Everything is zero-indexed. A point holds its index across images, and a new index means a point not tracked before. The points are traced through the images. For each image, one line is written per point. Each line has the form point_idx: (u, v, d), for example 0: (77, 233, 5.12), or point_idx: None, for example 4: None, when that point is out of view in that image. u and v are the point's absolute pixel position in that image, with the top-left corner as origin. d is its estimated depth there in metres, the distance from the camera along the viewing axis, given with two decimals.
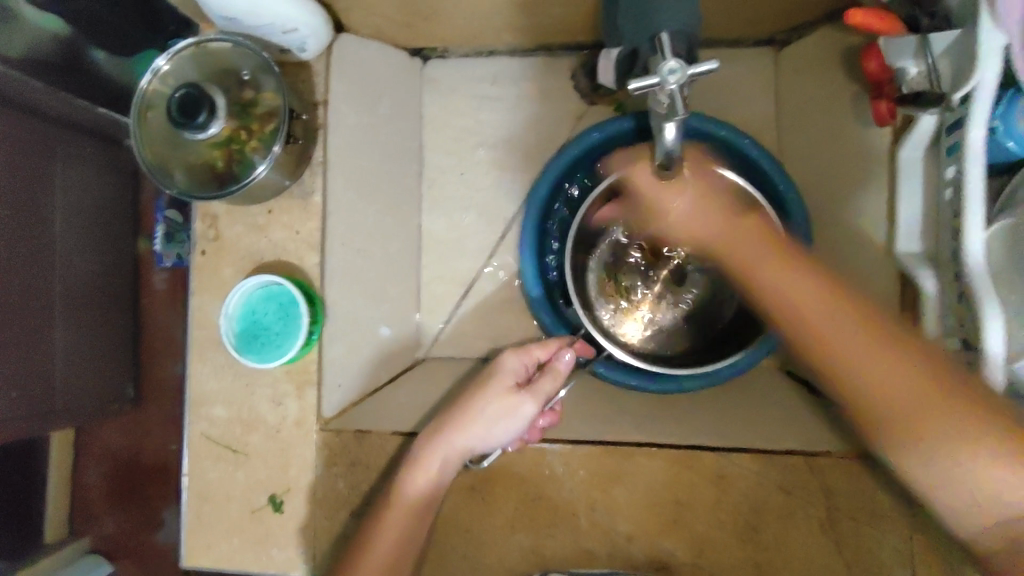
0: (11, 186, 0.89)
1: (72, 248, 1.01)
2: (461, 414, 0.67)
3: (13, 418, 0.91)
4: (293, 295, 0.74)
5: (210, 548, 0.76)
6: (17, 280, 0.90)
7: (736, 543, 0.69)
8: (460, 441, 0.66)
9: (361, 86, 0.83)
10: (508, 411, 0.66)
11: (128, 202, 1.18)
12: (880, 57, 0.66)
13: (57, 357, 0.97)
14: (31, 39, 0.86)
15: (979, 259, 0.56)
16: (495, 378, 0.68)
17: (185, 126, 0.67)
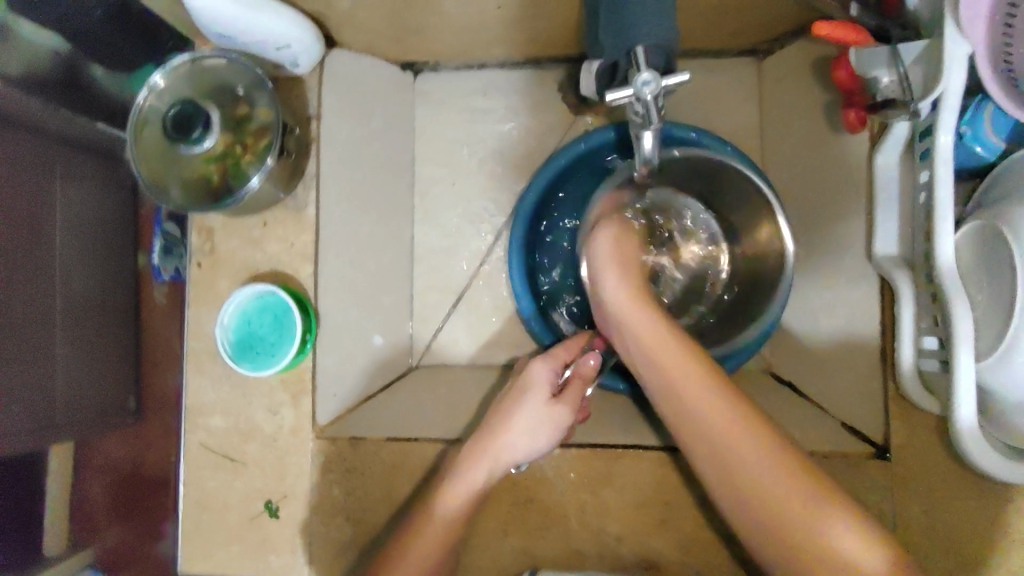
0: (11, 203, 0.91)
1: (72, 263, 1.03)
2: (503, 426, 0.68)
3: (15, 431, 0.92)
4: (287, 306, 0.76)
5: (209, 555, 0.78)
6: (17, 294, 0.92)
7: (724, 543, 0.70)
8: (503, 451, 0.68)
9: (353, 101, 0.85)
10: (551, 419, 0.68)
11: None
12: (848, 67, 0.68)
13: (58, 370, 0.99)
14: (32, 56, 0.89)
15: (949, 261, 0.58)
16: (533, 391, 0.69)
17: (180, 142, 0.69)
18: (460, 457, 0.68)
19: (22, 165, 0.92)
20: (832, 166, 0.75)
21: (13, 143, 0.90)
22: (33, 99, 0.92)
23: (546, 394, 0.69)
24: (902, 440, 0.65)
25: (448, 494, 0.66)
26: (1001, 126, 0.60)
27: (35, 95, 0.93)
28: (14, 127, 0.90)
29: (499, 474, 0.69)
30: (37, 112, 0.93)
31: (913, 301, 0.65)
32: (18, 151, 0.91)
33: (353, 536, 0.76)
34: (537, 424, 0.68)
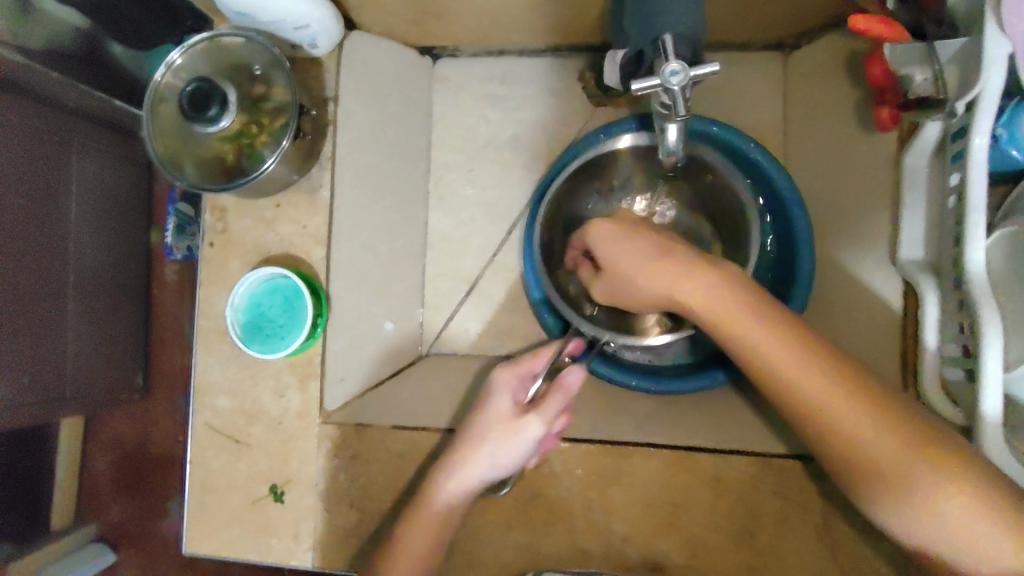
0: (24, 179, 0.91)
1: (85, 239, 1.03)
2: (463, 446, 0.65)
3: (22, 404, 0.93)
4: (297, 288, 0.75)
5: (211, 536, 0.77)
6: (30, 270, 0.92)
7: (732, 547, 0.69)
8: (466, 474, 0.65)
9: (370, 83, 0.84)
10: (510, 435, 0.64)
11: (142, 192, 1.20)
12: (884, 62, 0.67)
13: (69, 349, 1.00)
14: (50, 31, 0.90)
15: (979, 267, 0.56)
16: (492, 404, 0.66)
17: (198, 120, 0.68)
18: (432, 473, 0.67)
19: (36, 137, 0.92)
20: (858, 168, 0.74)
21: (27, 116, 0.90)
22: (53, 75, 0.94)
23: (507, 408, 0.65)
24: None
25: (415, 523, 0.66)
26: None
27: (56, 71, 0.94)
28: (30, 98, 0.89)
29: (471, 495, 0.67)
30: (53, 86, 0.94)
31: (936, 307, 0.64)
32: (32, 124, 0.91)
33: (356, 523, 0.75)
34: (495, 443, 0.64)
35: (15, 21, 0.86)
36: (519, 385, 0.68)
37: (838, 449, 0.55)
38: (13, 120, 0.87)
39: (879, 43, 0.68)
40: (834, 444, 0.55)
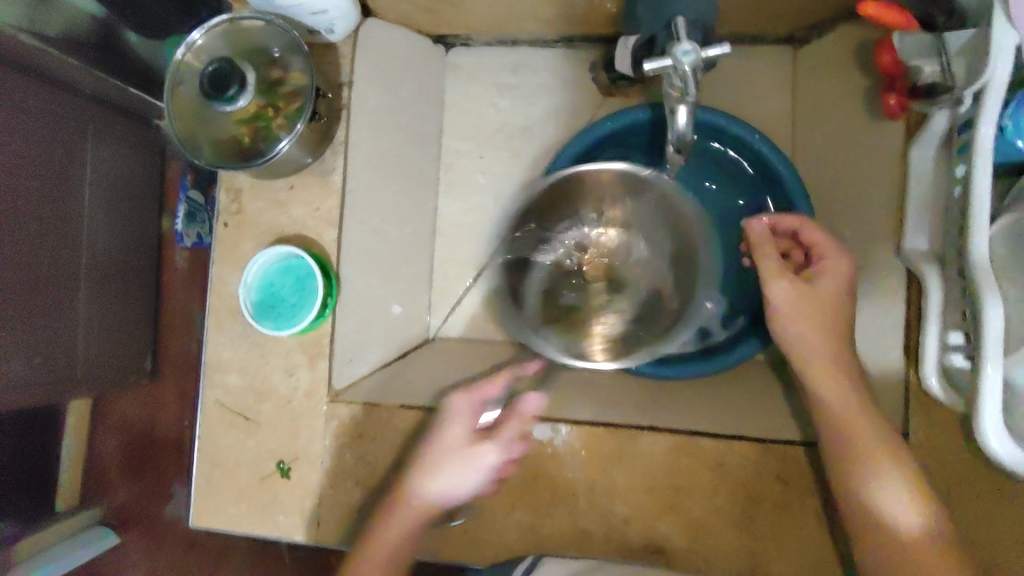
0: (39, 164, 0.96)
1: (99, 227, 1.09)
2: (418, 471, 0.67)
3: (30, 382, 0.99)
4: (310, 268, 0.77)
5: (218, 511, 0.78)
6: (45, 253, 0.98)
7: (732, 531, 0.70)
8: (421, 499, 0.67)
9: (384, 70, 0.85)
10: (464, 461, 0.66)
11: (155, 180, 1.23)
12: (893, 50, 0.68)
13: (80, 330, 1.05)
14: (66, 18, 0.96)
15: (984, 254, 0.57)
16: (446, 431, 0.68)
17: (216, 100, 0.70)
18: (387, 503, 0.68)
19: (55, 122, 0.99)
20: (866, 160, 0.75)
21: (42, 99, 0.96)
22: (69, 60, 1.00)
23: (460, 436, 0.67)
24: (920, 438, 0.68)
25: (373, 547, 0.67)
26: None
27: (73, 55, 1.00)
28: (44, 82, 0.97)
29: (426, 521, 0.68)
30: (71, 72, 1.01)
31: (940, 298, 0.65)
32: (48, 108, 0.98)
33: (361, 501, 0.76)
34: (450, 468, 0.66)
35: (32, 9, 0.93)
36: (471, 413, 0.69)
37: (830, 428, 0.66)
38: (28, 102, 0.94)
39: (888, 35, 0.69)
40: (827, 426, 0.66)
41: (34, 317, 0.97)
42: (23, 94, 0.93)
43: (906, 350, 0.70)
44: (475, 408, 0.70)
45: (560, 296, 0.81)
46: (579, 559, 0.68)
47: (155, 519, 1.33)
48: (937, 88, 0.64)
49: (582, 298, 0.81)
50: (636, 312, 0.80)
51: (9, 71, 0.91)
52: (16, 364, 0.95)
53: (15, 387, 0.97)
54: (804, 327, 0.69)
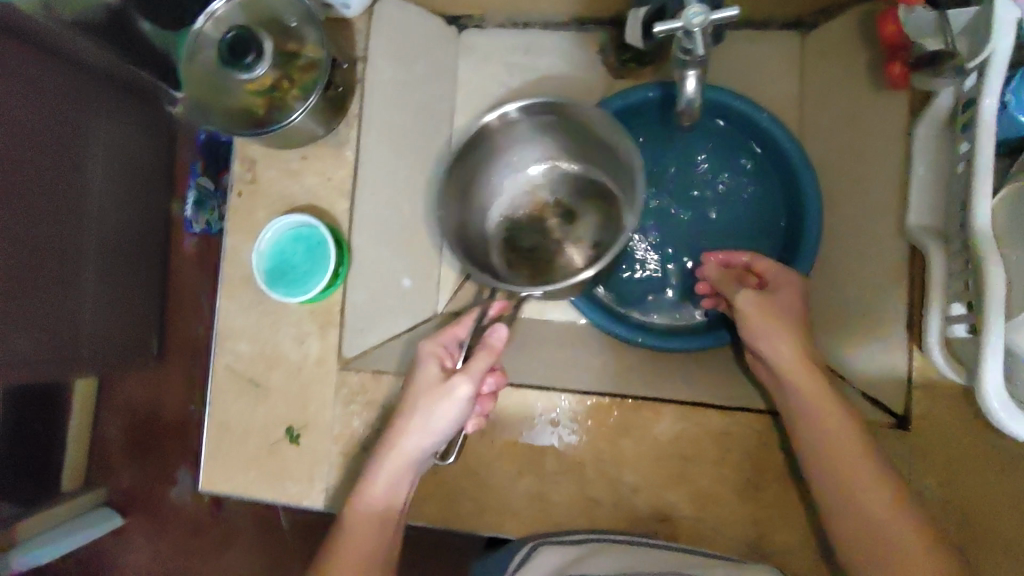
0: (54, 140, 0.99)
1: (109, 206, 1.12)
2: (398, 418, 0.66)
3: (39, 357, 1.02)
4: (323, 236, 0.79)
5: (227, 476, 0.79)
6: (54, 229, 1.00)
7: (736, 499, 0.72)
8: (402, 444, 0.65)
9: (399, 47, 0.86)
10: (437, 398, 0.64)
11: (163, 165, 1.28)
12: (896, 23, 0.69)
13: (87, 308, 1.08)
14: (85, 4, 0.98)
15: (987, 224, 0.58)
16: (420, 380, 0.66)
17: (234, 66, 0.71)
18: (371, 461, 0.67)
19: (71, 103, 1.01)
20: (869, 139, 0.76)
21: (61, 82, 0.98)
22: (82, 42, 1.00)
23: (434, 373, 0.65)
24: (923, 409, 0.69)
25: (361, 501, 0.65)
26: None
27: (83, 37, 1.00)
28: (65, 65, 0.98)
29: (413, 467, 0.67)
30: (86, 54, 1.01)
31: (944, 272, 0.66)
32: (67, 89, 1.00)
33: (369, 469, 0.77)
34: (423, 411, 0.64)
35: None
36: (444, 353, 0.68)
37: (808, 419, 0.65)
38: (49, 84, 0.96)
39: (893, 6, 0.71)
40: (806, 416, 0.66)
41: (42, 294, 0.99)
42: (44, 75, 0.95)
43: (908, 322, 0.71)
44: (448, 348, 0.68)
45: (522, 239, 0.81)
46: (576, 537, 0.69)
47: (157, 501, 1.35)
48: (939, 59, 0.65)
49: (544, 235, 0.81)
50: (601, 221, 0.79)
51: (31, 51, 0.92)
52: (25, 337, 0.98)
53: (24, 361, 1.00)
54: (775, 331, 0.67)
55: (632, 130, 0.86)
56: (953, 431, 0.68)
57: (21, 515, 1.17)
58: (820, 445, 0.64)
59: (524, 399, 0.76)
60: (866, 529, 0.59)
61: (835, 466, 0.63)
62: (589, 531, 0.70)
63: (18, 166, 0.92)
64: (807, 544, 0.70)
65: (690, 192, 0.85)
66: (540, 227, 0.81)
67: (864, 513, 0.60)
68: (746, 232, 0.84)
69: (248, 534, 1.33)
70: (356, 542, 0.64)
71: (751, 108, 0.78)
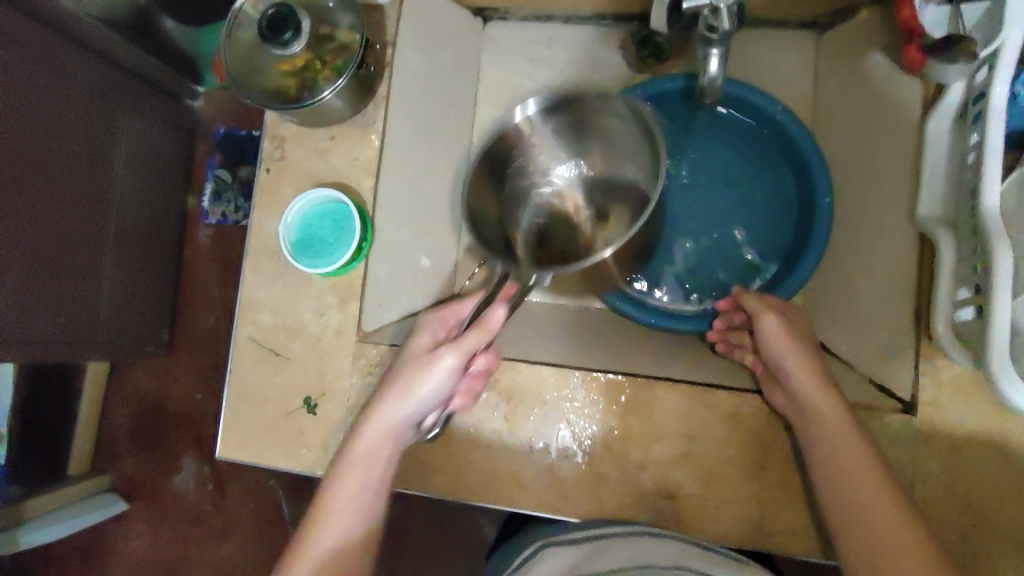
0: (83, 125, 1.01)
1: (129, 194, 1.15)
2: (385, 385, 0.68)
3: (58, 338, 1.02)
4: (348, 212, 0.81)
5: (243, 444, 0.81)
6: (77, 212, 1.02)
7: (743, 480, 0.73)
8: (385, 413, 0.66)
9: (427, 34, 0.89)
10: (421, 368, 0.66)
11: (181, 159, 1.31)
12: (913, 7, 0.69)
13: (103, 290, 1.10)
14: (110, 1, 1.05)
15: (994, 207, 0.60)
16: (410, 351, 0.69)
17: (272, 41, 0.74)
18: (347, 444, 0.68)
19: (97, 92, 1.03)
20: (881, 133, 0.78)
21: (89, 70, 1.02)
22: (110, 34, 1.06)
23: (422, 344, 0.69)
24: (928, 396, 0.70)
25: (342, 470, 0.66)
26: None
27: (112, 30, 1.06)
28: (90, 54, 1.02)
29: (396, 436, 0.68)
30: (110, 45, 1.06)
31: (952, 258, 0.68)
32: (93, 78, 1.03)
33: None
34: (406, 377, 0.66)
35: None
36: (441, 326, 0.71)
37: (812, 410, 0.66)
38: (78, 71, 0.99)
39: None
40: (810, 406, 0.66)
41: (63, 274, 1.02)
42: (74, 63, 0.98)
43: (914, 312, 0.73)
44: (444, 325, 0.71)
45: (552, 237, 0.78)
46: (582, 530, 0.68)
47: (162, 490, 1.35)
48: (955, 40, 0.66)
49: (572, 235, 0.78)
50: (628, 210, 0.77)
51: (66, 43, 0.97)
52: (45, 318, 0.99)
53: (42, 341, 0.99)
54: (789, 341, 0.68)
55: (650, 120, 0.87)
56: (958, 417, 0.70)
57: (25, 494, 1.22)
58: (819, 434, 0.65)
59: (538, 376, 0.78)
60: (862, 524, 0.58)
61: (840, 460, 0.62)
62: (591, 529, 0.68)
63: (52, 146, 0.95)
64: (811, 526, 0.71)
65: (702, 176, 0.88)
66: (570, 227, 0.79)
67: (859, 515, 0.59)
68: (762, 218, 0.86)
69: (246, 526, 1.32)
70: (326, 537, 0.64)
71: (768, 103, 0.80)
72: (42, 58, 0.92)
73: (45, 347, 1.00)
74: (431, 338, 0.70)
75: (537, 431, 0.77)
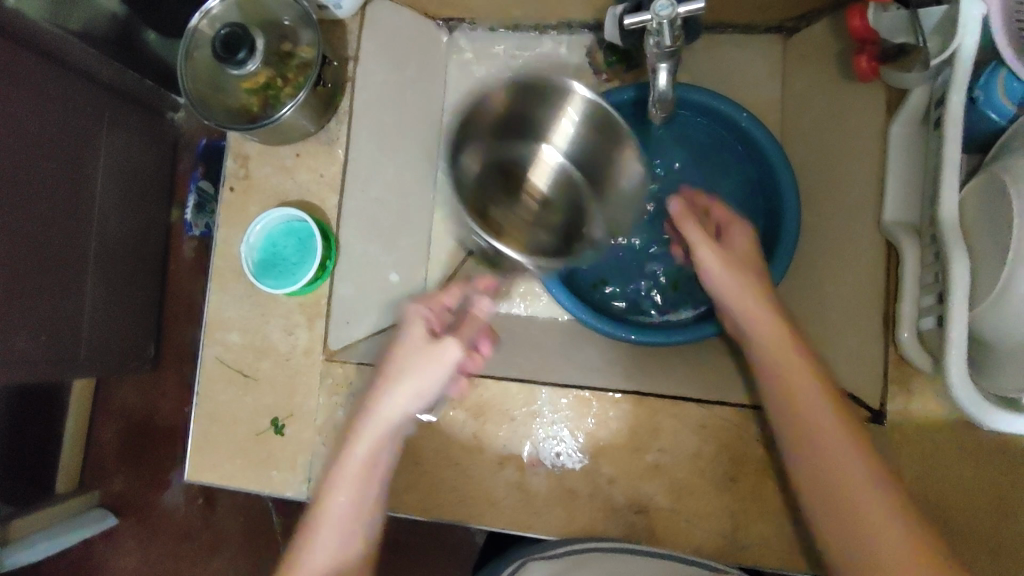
0: (62, 145, 1.01)
1: (110, 211, 1.14)
2: (384, 376, 0.65)
3: (41, 359, 1.02)
4: (311, 230, 0.81)
5: (215, 466, 0.80)
6: (56, 233, 1.02)
7: (714, 493, 0.72)
8: (386, 402, 0.64)
9: (390, 48, 0.88)
10: (432, 359, 0.63)
11: (163, 173, 1.31)
12: (863, 17, 0.70)
13: (86, 310, 1.10)
14: (87, 16, 1.06)
15: (953, 215, 0.60)
16: (407, 334, 0.65)
17: (227, 61, 0.73)
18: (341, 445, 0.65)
19: (77, 111, 1.03)
20: (843, 138, 0.78)
21: (69, 88, 1.01)
22: (89, 51, 1.05)
23: (420, 336, 0.64)
24: (898, 405, 0.70)
25: (336, 470, 0.64)
26: (1012, 91, 0.62)
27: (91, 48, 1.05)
28: (71, 73, 1.01)
29: (391, 437, 0.65)
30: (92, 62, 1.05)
31: (914, 266, 0.66)
32: (74, 96, 1.02)
33: None
34: (412, 371, 0.63)
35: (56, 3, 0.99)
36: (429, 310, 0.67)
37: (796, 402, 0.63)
38: (58, 90, 0.98)
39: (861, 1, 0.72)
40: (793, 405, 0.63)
41: (43, 297, 1.01)
42: (54, 83, 0.98)
43: (884, 321, 0.70)
44: (433, 310, 0.67)
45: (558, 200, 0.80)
46: (561, 549, 0.67)
47: (151, 505, 1.34)
48: (906, 52, 0.67)
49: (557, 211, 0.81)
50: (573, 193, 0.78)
51: (45, 62, 0.96)
52: (27, 339, 0.99)
53: (24, 361, 0.99)
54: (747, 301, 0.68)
55: None
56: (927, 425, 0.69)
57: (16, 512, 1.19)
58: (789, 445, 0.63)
59: (506, 393, 0.77)
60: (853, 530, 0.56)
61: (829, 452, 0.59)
62: (569, 546, 0.68)
63: (30, 167, 0.95)
64: (782, 538, 0.70)
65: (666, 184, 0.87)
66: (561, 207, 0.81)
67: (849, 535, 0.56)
68: None
69: (235, 541, 1.32)
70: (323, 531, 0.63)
71: (728, 104, 0.79)
72: (19, 78, 0.91)
73: (27, 369, 0.99)
74: (428, 316, 0.66)
75: (505, 446, 0.76)
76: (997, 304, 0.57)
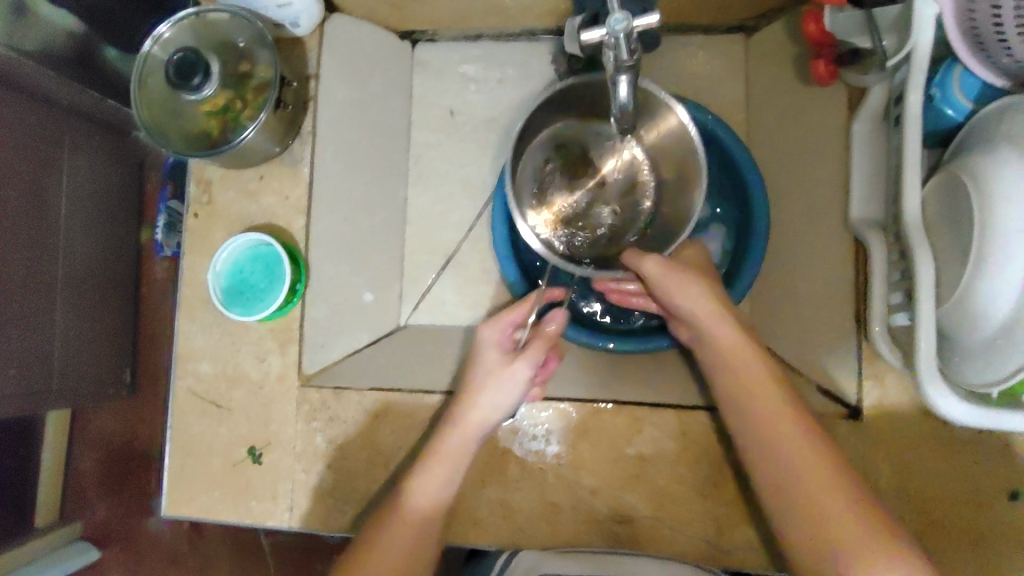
0: (22, 173, 0.98)
1: (76, 238, 1.11)
2: (465, 392, 0.68)
3: (13, 393, 0.99)
4: (278, 255, 0.79)
5: (192, 499, 0.79)
6: (22, 264, 0.99)
7: (695, 499, 0.72)
8: (470, 415, 0.68)
9: (351, 64, 0.87)
10: (510, 378, 0.67)
11: (131, 196, 1.29)
12: (819, 22, 0.71)
13: (57, 340, 1.07)
14: (43, 34, 0.99)
15: (915, 214, 0.60)
16: (485, 356, 0.69)
17: (181, 87, 0.72)
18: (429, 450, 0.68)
19: (36, 137, 1.00)
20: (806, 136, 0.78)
21: (27, 116, 0.98)
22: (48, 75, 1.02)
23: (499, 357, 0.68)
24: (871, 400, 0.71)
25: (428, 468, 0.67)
26: (970, 88, 0.63)
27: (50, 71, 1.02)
28: (30, 99, 0.98)
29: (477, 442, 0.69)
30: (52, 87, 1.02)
31: (883, 262, 0.66)
32: (32, 123, 0.99)
33: (334, 483, 0.77)
34: (490, 388, 0.67)
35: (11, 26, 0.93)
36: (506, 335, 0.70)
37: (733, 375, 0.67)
38: (14, 118, 0.96)
39: (817, 6, 0.73)
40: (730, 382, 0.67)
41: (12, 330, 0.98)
42: (13, 110, 0.95)
43: None
44: (509, 332, 0.70)
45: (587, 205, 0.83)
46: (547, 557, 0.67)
47: (135, 533, 1.32)
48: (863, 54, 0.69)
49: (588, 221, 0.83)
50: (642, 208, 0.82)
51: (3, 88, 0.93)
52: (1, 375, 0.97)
53: None
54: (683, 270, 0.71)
55: None
56: (899, 416, 0.70)
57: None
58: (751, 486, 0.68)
59: None
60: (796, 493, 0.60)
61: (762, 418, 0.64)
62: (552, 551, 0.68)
63: None
64: (767, 540, 0.71)
65: None
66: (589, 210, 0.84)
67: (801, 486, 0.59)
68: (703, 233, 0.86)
69: (223, 563, 1.30)
70: (401, 536, 0.65)
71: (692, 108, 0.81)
72: None
73: None
74: (504, 339, 0.69)
75: (486, 463, 0.75)
76: (961, 301, 0.57)
